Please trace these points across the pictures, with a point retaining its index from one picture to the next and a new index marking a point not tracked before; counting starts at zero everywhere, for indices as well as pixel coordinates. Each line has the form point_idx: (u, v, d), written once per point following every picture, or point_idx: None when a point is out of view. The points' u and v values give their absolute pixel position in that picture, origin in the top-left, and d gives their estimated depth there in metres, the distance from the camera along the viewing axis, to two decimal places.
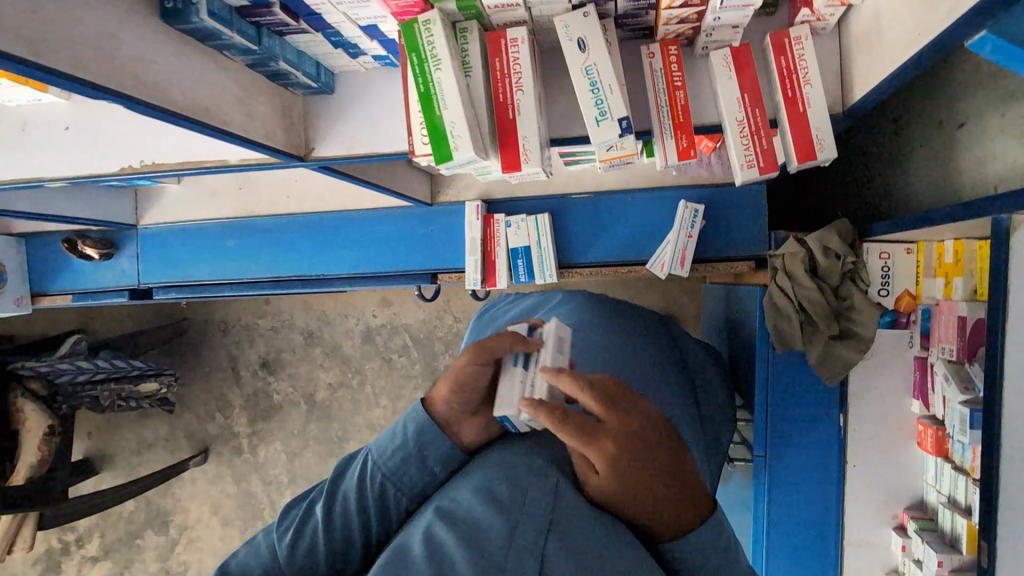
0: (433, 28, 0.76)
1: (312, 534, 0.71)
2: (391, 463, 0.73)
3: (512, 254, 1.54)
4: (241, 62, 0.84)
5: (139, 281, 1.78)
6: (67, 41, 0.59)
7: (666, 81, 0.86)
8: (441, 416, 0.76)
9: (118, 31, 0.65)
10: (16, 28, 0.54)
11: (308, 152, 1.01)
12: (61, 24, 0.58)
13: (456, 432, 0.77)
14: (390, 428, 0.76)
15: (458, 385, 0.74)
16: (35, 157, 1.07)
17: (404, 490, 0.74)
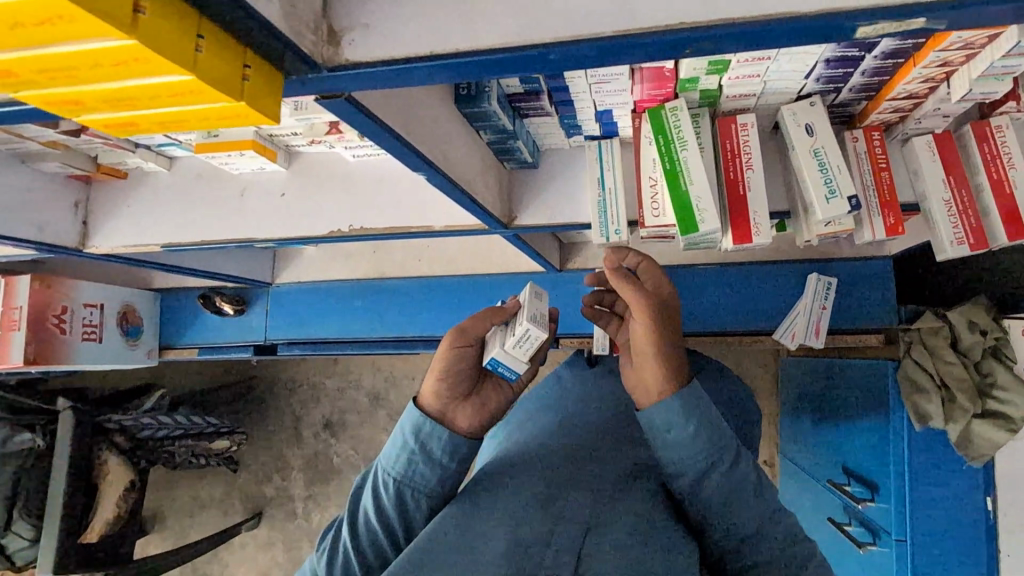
0: (680, 114, 0.85)
1: (345, 553, 0.85)
2: (395, 467, 0.85)
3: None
4: (485, 139, 0.93)
5: (265, 337, 1.85)
6: (414, 121, 0.68)
7: (872, 162, 0.93)
8: (435, 408, 0.88)
9: (433, 112, 0.74)
10: (398, 109, 0.63)
11: (510, 221, 1.07)
12: (412, 106, 0.67)
13: (453, 420, 0.89)
14: (388, 437, 0.88)
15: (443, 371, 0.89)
16: (249, 218, 1.16)
17: (419, 486, 0.85)
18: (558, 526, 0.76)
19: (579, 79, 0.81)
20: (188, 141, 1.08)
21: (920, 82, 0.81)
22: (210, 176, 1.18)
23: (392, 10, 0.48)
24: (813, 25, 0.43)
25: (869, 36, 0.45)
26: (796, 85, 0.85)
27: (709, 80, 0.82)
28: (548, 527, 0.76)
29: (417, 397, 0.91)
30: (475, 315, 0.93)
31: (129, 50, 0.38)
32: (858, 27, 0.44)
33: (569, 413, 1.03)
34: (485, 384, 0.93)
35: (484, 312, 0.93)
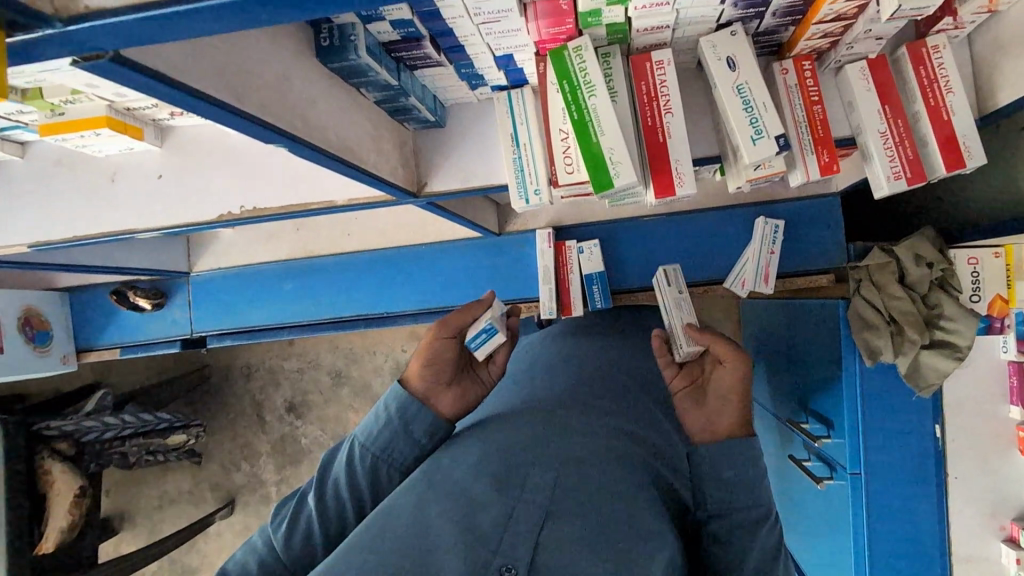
0: (585, 54, 0.74)
1: (308, 523, 0.77)
2: (380, 442, 0.80)
3: (588, 281, 1.47)
4: (372, 99, 0.81)
5: (192, 330, 1.71)
6: (256, 84, 0.56)
7: (803, 96, 0.85)
8: (419, 391, 0.85)
9: (288, 71, 0.63)
10: (222, 70, 0.52)
11: (421, 188, 0.96)
12: (249, 64, 0.56)
13: (436, 405, 0.86)
14: (373, 410, 0.83)
15: (429, 359, 0.87)
16: (127, 208, 1.02)
17: (395, 465, 0.80)
18: (520, 505, 0.71)
19: (463, 20, 0.69)
20: (32, 122, 0.93)
21: (846, 1, 0.72)
22: (73, 160, 1.03)
23: None
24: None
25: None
26: (712, 13, 0.74)
27: (613, 11, 0.71)
28: (503, 519, 0.69)
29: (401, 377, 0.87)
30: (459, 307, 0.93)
31: None
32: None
33: (513, 395, 0.97)
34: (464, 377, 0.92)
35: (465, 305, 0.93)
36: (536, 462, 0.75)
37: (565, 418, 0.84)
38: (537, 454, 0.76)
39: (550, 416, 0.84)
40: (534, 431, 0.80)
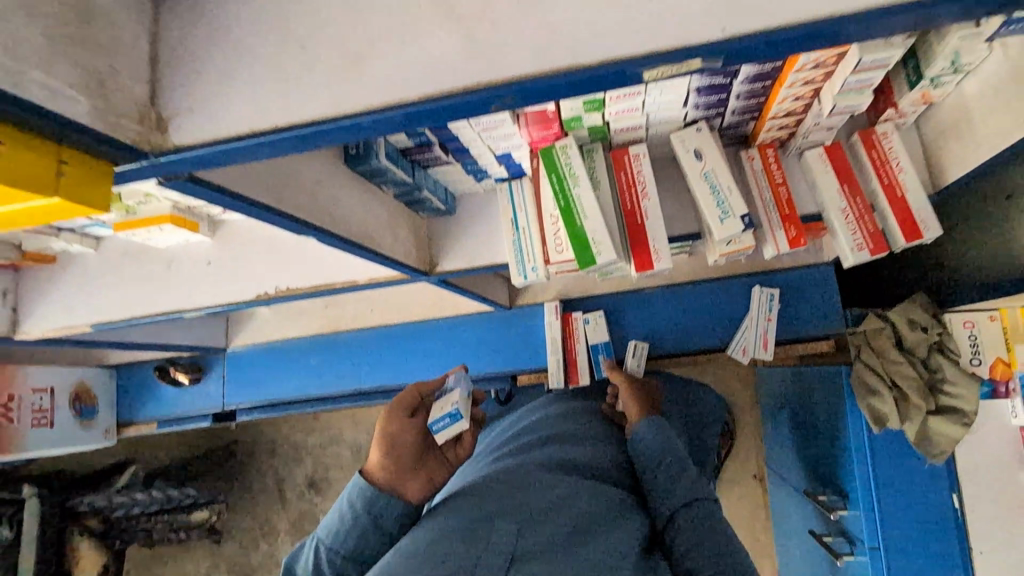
0: (570, 151, 0.86)
1: None
2: (348, 544, 0.81)
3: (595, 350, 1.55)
4: (390, 193, 0.94)
5: (224, 403, 1.81)
6: (293, 190, 0.70)
7: (769, 178, 0.95)
8: (383, 482, 0.86)
9: (320, 176, 0.76)
10: (266, 181, 0.65)
11: (432, 267, 1.08)
12: (288, 174, 0.69)
13: (404, 492, 0.86)
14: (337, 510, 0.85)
15: (389, 446, 0.89)
16: (180, 291, 1.17)
17: (365, 559, 0.82)
18: (483, 552, 0.73)
19: (466, 129, 0.83)
20: (107, 219, 1.10)
21: (793, 100, 0.84)
22: (139, 251, 1.19)
23: (220, 98, 0.50)
24: (594, 73, 0.46)
25: (660, 75, 0.47)
26: (678, 114, 0.87)
27: (591, 117, 0.84)
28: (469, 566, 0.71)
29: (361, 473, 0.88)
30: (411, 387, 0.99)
31: None
32: (645, 72, 0.47)
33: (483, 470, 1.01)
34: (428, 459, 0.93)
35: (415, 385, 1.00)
36: (495, 513, 0.78)
37: (516, 477, 0.88)
38: (496, 505, 0.80)
39: (499, 477, 0.88)
40: (488, 488, 0.84)
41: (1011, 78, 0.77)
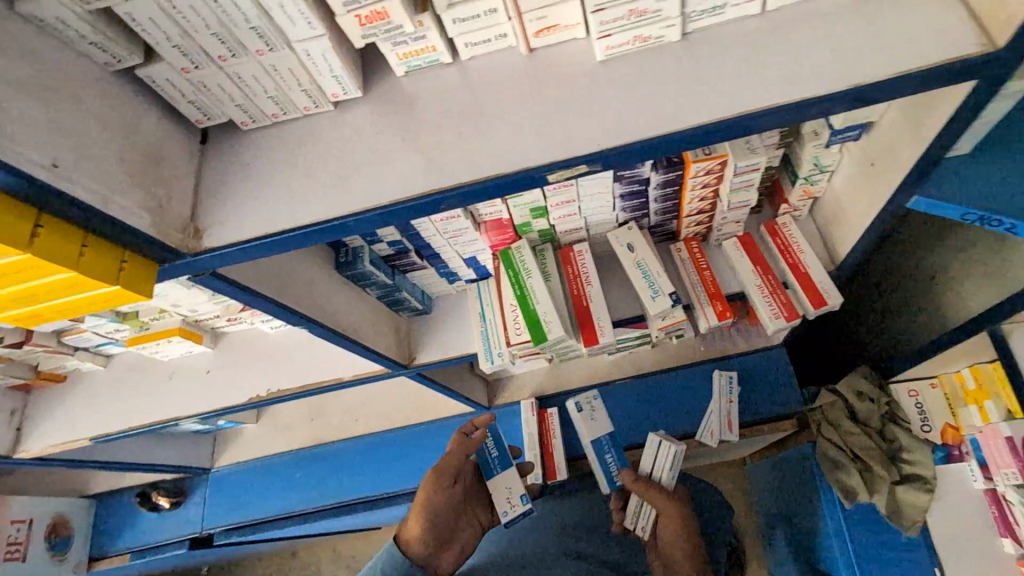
0: (524, 250, 1.04)
1: None
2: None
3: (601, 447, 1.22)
4: (374, 295, 1.10)
5: (203, 527, 1.78)
6: (289, 289, 0.84)
7: (696, 266, 1.14)
8: (420, 557, 1.01)
9: (312, 280, 0.92)
10: (268, 281, 0.80)
11: (411, 361, 1.19)
12: (285, 277, 0.85)
13: (438, 563, 1.05)
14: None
15: (430, 525, 1.03)
16: (174, 400, 1.26)
17: None
18: None
19: (436, 236, 1.01)
20: (120, 335, 1.23)
21: (699, 200, 1.04)
22: (142, 366, 1.30)
23: (241, 213, 0.67)
24: (515, 178, 0.63)
25: (564, 179, 0.64)
26: (610, 216, 1.06)
27: (539, 222, 1.03)
28: None
29: (399, 541, 1.01)
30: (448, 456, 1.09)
31: (28, 263, 0.52)
32: (551, 176, 0.64)
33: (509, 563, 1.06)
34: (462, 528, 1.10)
35: (453, 451, 1.10)
36: None
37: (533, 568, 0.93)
38: None
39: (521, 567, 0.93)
40: None
41: (860, 173, 0.98)
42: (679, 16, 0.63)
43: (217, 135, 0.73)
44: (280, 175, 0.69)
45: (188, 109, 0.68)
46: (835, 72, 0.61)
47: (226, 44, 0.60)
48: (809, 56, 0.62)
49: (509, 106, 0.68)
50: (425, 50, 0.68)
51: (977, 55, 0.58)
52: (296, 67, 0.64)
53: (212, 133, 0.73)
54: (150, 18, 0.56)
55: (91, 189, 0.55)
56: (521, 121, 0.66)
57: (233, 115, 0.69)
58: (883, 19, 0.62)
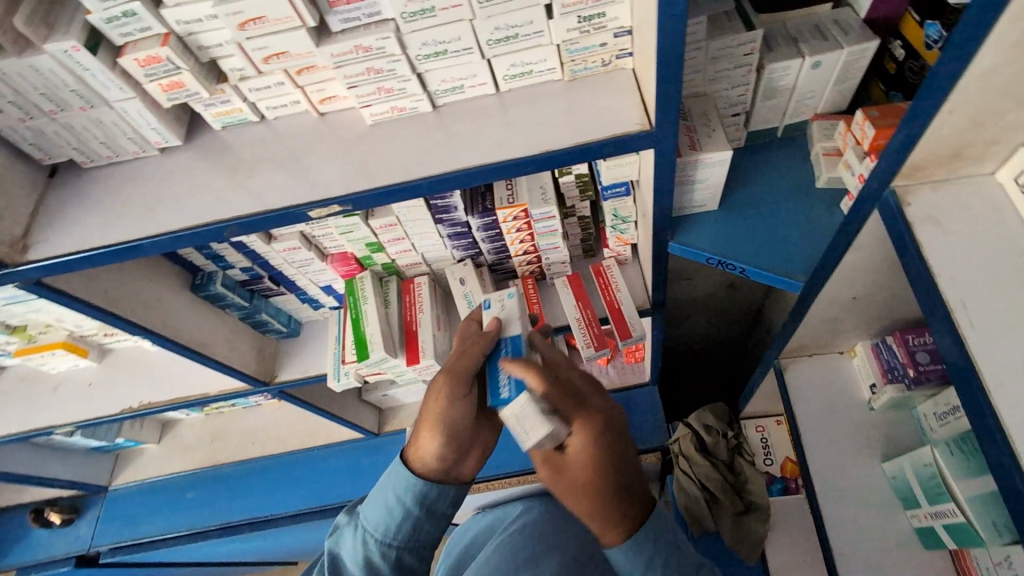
0: (366, 281, 1.21)
1: None
2: (402, 533, 0.84)
3: (486, 360, 0.92)
4: (236, 315, 1.25)
5: (90, 545, 1.85)
6: (124, 304, 0.98)
7: (527, 299, 1.29)
8: (435, 468, 0.87)
9: (155, 300, 1.06)
10: (100, 295, 0.94)
11: (273, 378, 1.33)
12: (122, 294, 0.99)
13: (457, 472, 0.88)
14: (385, 505, 0.84)
15: (446, 428, 0.86)
16: (58, 408, 1.39)
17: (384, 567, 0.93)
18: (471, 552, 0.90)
19: (285, 264, 1.16)
20: (10, 347, 1.35)
21: (521, 244, 1.20)
22: (33, 378, 1.44)
23: (64, 234, 0.82)
24: (282, 214, 0.80)
25: (325, 215, 0.81)
26: (445, 253, 1.22)
27: (379, 256, 1.19)
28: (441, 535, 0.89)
29: (414, 451, 0.88)
30: (461, 354, 0.91)
31: None
32: (313, 212, 0.80)
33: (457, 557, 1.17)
34: (482, 428, 0.92)
35: (470, 348, 0.91)
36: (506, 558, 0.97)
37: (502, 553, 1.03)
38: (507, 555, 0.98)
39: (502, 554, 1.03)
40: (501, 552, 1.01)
41: (641, 222, 1.14)
42: (423, 94, 0.81)
43: (64, 170, 0.88)
44: (106, 206, 0.84)
45: (31, 150, 0.82)
46: (536, 143, 0.79)
47: (54, 101, 0.76)
48: (520, 130, 0.81)
49: (297, 157, 0.85)
50: (232, 111, 0.85)
51: (637, 133, 0.76)
52: (118, 120, 0.80)
53: (60, 169, 0.88)
54: None
55: None
56: (302, 170, 0.83)
57: (73, 155, 0.85)
58: (580, 104, 0.81)
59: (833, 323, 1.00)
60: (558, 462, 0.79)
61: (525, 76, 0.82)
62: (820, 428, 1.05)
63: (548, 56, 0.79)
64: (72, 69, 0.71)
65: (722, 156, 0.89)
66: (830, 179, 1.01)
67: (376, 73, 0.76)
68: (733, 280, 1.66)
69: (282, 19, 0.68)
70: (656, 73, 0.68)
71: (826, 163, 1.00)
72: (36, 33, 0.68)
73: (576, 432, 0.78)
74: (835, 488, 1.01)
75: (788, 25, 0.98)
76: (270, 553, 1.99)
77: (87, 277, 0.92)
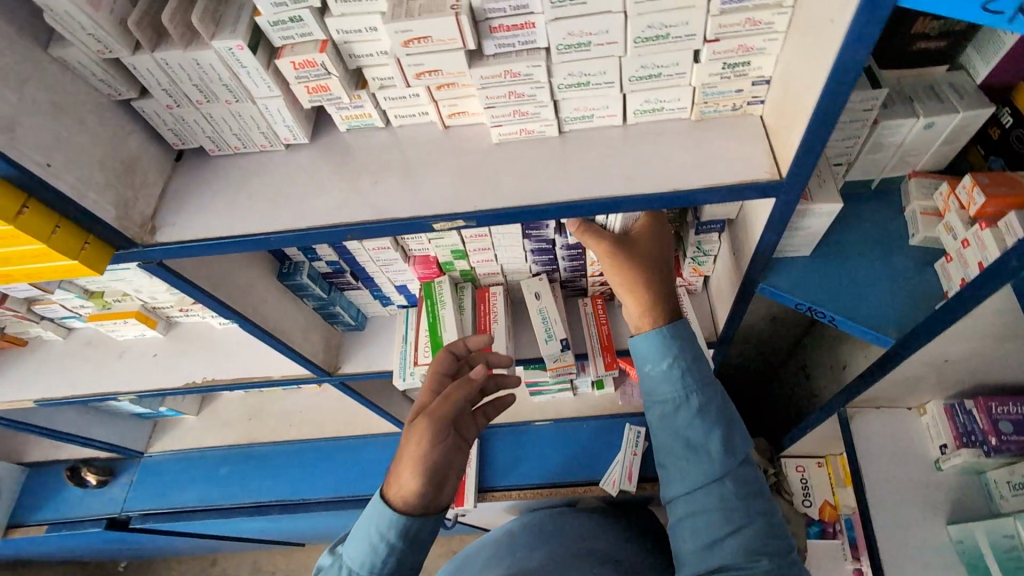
0: (444, 286, 1.23)
1: None
2: (386, 566, 0.88)
3: (464, 401, 0.98)
4: (310, 305, 1.27)
5: (122, 509, 1.87)
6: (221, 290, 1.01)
7: (596, 319, 1.30)
8: (413, 501, 0.89)
9: (245, 285, 1.08)
10: (203, 278, 0.97)
11: (336, 369, 1.36)
12: (220, 278, 1.01)
13: (434, 502, 0.90)
14: (368, 540, 0.88)
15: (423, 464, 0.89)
16: (122, 375, 1.41)
17: None
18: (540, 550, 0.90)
19: (369, 262, 1.18)
20: (83, 311, 1.38)
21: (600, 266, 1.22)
22: (98, 342, 1.46)
23: (191, 220, 0.84)
24: (407, 223, 0.81)
25: (447, 228, 0.83)
26: (524, 266, 1.23)
27: (460, 263, 1.21)
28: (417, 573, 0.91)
29: (394, 485, 0.90)
30: (442, 396, 0.96)
31: (12, 233, 0.69)
32: (436, 224, 0.82)
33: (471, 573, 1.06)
34: (459, 460, 0.94)
35: (452, 391, 0.97)
36: None
37: None
38: None
39: None
40: None
41: (727, 258, 1.14)
42: (554, 120, 0.83)
43: (189, 156, 0.90)
44: (229, 195, 0.86)
45: (167, 134, 0.85)
46: (663, 179, 0.80)
47: (203, 92, 0.78)
48: (646, 165, 0.82)
49: (421, 166, 0.86)
50: (362, 116, 0.87)
51: (766, 181, 0.78)
52: (255, 115, 0.82)
53: (186, 154, 0.91)
54: (147, 68, 0.73)
55: (73, 186, 0.72)
56: (426, 179, 0.85)
57: (203, 142, 0.87)
58: (707, 145, 0.82)
59: (914, 381, 1.01)
60: (626, 251, 0.97)
61: (655, 112, 0.83)
62: (885, 482, 1.06)
63: (683, 96, 0.81)
64: (230, 65, 0.73)
65: (831, 207, 0.90)
66: (925, 238, 1.02)
67: (517, 96, 0.78)
68: (787, 315, 1.67)
69: (445, 40, 0.70)
70: (802, 130, 0.70)
71: (923, 222, 1.01)
72: (207, 29, 0.70)
73: (645, 223, 1.01)
74: (898, 542, 1.02)
75: (902, 83, 0.99)
76: (295, 533, 2.01)
77: (195, 259, 0.95)
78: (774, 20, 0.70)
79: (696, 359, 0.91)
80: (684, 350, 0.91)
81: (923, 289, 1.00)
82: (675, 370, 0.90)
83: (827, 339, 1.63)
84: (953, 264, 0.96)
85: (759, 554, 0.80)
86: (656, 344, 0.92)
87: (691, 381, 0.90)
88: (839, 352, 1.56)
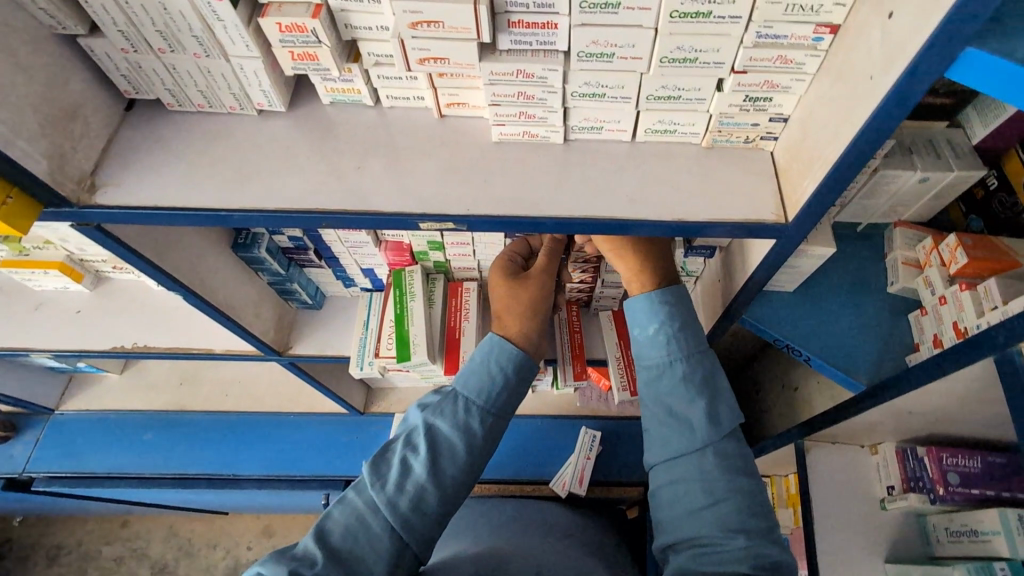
0: (415, 275, 1.15)
1: (402, 489, 0.75)
2: (497, 401, 0.84)
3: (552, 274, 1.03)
4: (265, 280, 1.18)
5: (23, 469, 1.73)
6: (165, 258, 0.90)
7: (569, 326, 1.28)
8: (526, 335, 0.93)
9: (193, 255, 0.97)
10: (147, 245, 0.86)
11: (286, 349, 1.27)
12: (166, 245, 0.91)
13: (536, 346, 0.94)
14: (483, 373, 0.86)
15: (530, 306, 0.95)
16: (38, 330, 1.27)
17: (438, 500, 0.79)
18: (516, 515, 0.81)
19: (336, 242, 1.09)
20: None
21: (580, 274, 1.18)
22: (13, 290, 1.32)
23: (140, 184, 0.73)
24: (391, 219, 0.74)
25: (435, 228, 0.76)
26: None
27: (435, 255, 1.14)
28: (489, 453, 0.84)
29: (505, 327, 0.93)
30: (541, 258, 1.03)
31: None
32: (423, 224, 0.75)
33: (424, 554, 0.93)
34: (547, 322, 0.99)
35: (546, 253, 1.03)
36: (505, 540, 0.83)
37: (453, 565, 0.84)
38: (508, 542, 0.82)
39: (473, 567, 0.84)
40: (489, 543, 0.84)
41: (710, 284, 1.13)
42: (560, 127, 0.77)
43: (143, 108, 0.79)
44: (188, 159, 0.76)
45: (119, 80, 0.74)
46: (668, 205, 0.76)
47: (168, 41, 0.67)
48: (652, 187, 0.78)
49: (411, 155, 0.79)
50: (350, 91, 0.78)
51: (771, 224, 0.75)
52: (227, 74, 0.72)
53: (139, 104, 0.80)
54: (101, 4, 0.62)
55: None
56: (418, 171, 0.77)
57: (161, 95, 0.76)
58: (716, 175, 0.79)
59: (872, 425, 1.03)
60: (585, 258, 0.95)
61: (666, 134, 0.79)
62: (830, 514, 1.09)
63: (698, 121, 0.76)
64: (204, 16, 0.63)
65: (824, 251, 0.89)
66: (903, 288, 1.03)
67: (525, 98, 0.72)
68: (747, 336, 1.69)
69: (458, 28, 0.63)
70: (820, 179, 0.67)
71: (903, 272, 1.02)
72: None
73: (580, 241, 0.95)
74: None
75: (904, 134, 0.98)
76: (222, 505, 1.92)
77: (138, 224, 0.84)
78: (806, 61, 0.67)
79: (688, 323, 0.86)
80: (674, 313, 0.86)
81: (893, 337, 1.02)
82: (661, 335, 0.84)
83: (782, 363, 1.67)
84: (928, 318, 0.98)
85: (737, 531, 0.72)
86: (644, 308, 0.87)
87: (680, 348, 0.84)
88: (793, 378, 1.59)
